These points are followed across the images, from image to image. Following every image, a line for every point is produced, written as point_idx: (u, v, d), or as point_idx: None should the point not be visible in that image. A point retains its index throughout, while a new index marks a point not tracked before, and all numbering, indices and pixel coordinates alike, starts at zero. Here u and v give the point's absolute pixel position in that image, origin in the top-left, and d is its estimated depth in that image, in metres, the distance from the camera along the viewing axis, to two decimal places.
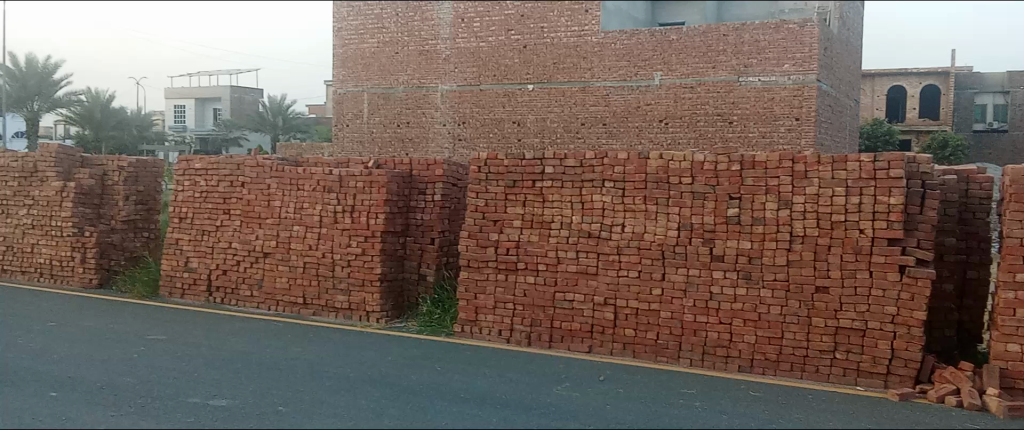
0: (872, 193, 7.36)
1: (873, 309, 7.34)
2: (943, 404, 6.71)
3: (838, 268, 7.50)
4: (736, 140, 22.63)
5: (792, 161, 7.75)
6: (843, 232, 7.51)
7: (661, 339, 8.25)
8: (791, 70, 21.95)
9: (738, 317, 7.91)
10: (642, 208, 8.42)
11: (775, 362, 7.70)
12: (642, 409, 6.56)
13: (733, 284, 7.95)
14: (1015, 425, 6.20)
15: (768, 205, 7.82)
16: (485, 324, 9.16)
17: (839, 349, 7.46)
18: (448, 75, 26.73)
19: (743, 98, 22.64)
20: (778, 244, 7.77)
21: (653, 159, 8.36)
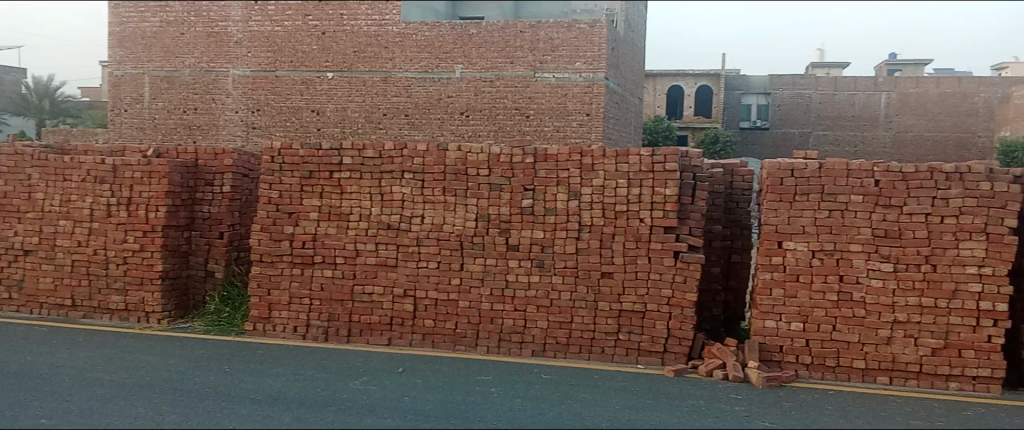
0: (650, 184, 7.89)
1: (651, 292, 7.89)
2: (711, 377, 7.36)
3: (620, 255, 7.98)
4: (532, 133, 23.52)
5: (580, 155, 8.11)
6: (626, 221, 7.98)
7: (460, 328, 8.37)
8: (581, 68, 23.15)
9: (532, 304, 8.20)
10: (441, 200, 8.46)
11: (565, 346, 8.09)
12: (440, 398, 6.60)
13: (528, 272, 8.22)
14: (770, 393, 6.91)
15: (559, 196, 8.14)
16: (278, 321, 8.84)
17: (622, 330, 7.96)
18: (241, 59, 25.38)
19: (539, 93, 23.48)
20: (568, 233, 8.12)
21: (452, 150, 8.41)
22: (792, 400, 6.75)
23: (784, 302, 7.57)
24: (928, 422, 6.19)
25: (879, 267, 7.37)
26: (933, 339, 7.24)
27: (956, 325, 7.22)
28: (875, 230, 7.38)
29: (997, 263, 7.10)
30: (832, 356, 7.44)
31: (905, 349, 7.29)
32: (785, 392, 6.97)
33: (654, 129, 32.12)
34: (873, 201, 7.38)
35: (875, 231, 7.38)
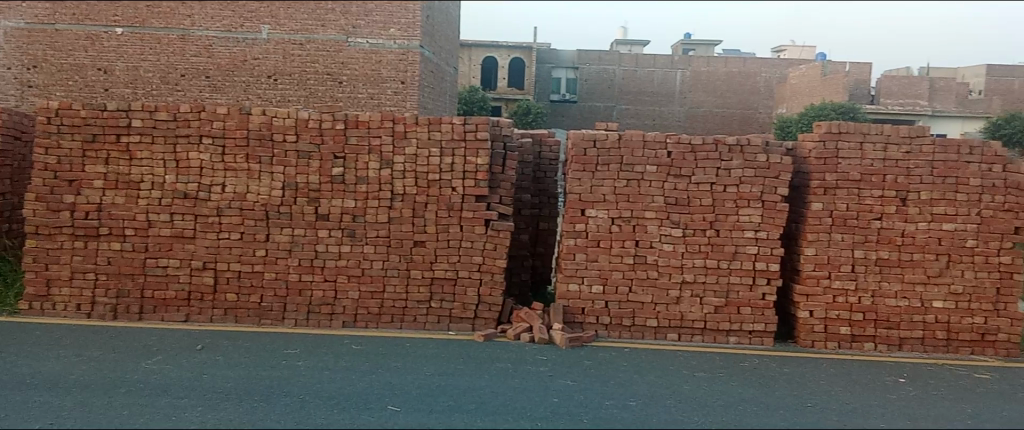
0: (462, 153, 7.93)
1: (463, 260, 8.00)
2: (518, 340, 7.61)
3: (433, 224, 8.00)
4: (344, 100, 22.96)
5: (392, 122, 7.99)
6: (438, 190, 7.99)
7: (266, 301, 8.06)
8: (395, 34, 22.84)
9: (342, 274, 8.04)
10: (244, 167, 8.03)
11: (377, 315, 8.03)
12: (242, 375, 6.33)
13: (338, 242, 8.04)
14: (573, 353, 7.25)
15: (371, 164, 8.00)
16: (59, 299, 8.10)
17: (434, 298, 8.02)
18: (13, 10, 22.67)
19: (352, 58, 22.89)
20: (380, 202, 8.02)
21: (255, 115, 8.00)
22: (592, 358, 7.12)
23: (586, 266, 7.96)
24: (711, 374, 6.76)
25: (671, 232, 7.92)
26: (716, 298, 7.91)
27: (737, 284, 7.91)
28: (667, 198, 7.90)
29: (771, 227, 7.84)
30: (629, 316, 7.94)
31: (692, 308, 7.92)
32: (586, 352, 7.34)
33: (468, 100, 32.35)
34: (666, 171, 7.89)
35: (667, 198, 7.90)
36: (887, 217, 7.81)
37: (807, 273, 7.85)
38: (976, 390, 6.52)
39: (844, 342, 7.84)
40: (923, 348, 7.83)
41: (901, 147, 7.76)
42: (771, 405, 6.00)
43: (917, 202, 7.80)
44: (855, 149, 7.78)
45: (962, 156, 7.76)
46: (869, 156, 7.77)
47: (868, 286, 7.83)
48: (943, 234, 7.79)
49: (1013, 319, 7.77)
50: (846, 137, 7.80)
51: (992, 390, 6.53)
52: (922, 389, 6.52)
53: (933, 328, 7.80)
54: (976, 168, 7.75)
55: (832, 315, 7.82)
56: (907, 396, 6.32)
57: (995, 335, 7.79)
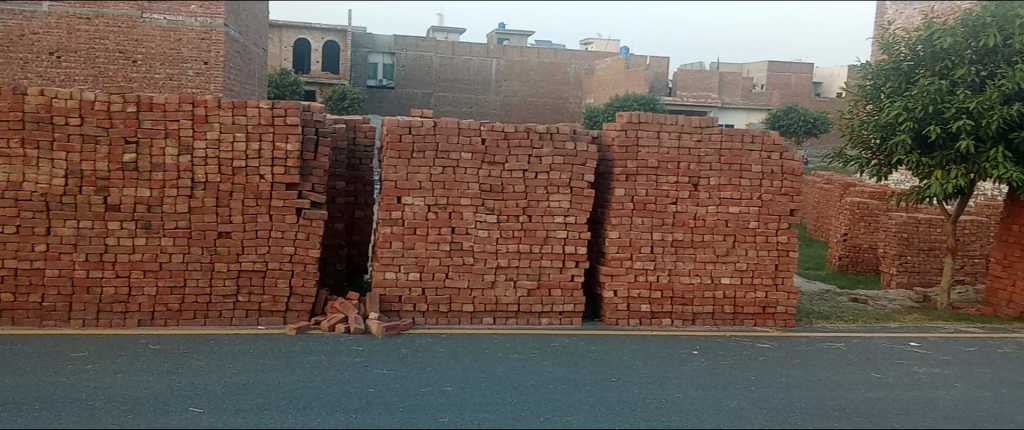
0: (271, 139, 7.60)
1: (273, 251, 7.69)
2: (333, 331, 7.44)
3: (239, 214, 7.62)
4: (138, 80, 21.29)
5: (191, 105, 7.50)
6: (244, 178, 7.62)
7: (48, 301, 7.33)
8: (197, 12, 21.42)
9: (137, 269, 7.47)
10: (18, 153, 7.25)
11: (178, 312, 7.54)
12: (20, 383, 5.72)
13: (131, 235, 7.46)
14: (389, 342, 7.21)
15: (168, 150, 7.48)
16: None
17: (241, 292, 7.65)
18: None
19: (147, 35, 21.25)
20: (179, 191, 7.52)
21: (32, 95, 7.23)
22: (408, 346, 7.11)
23: (402, 254, 7.92)
24: (524, 355, 6.98)
25: (485, 218, 8.05)
26: (529, 281, 8.16)
27: (547, 267, 8.19)
28: (481, 185, 8.03)
29: (579, 212, 8.20)
30: (445, 303, 7.99)
31: (507, 292, 8.11)
32: (403, 340, 7.32)
33: (280, 83, 31.13)
34: (481, 158, 8.01)
35: (481, 185, 8.03)
36: (681, 201, 8.41)
37: (612, 255, 8.29)
38: (758, 358, 7.19)
39: (645, 319, 8.36)
40: (714, 322, 8.51)
41: (693, 136, 8.37)
42: (580, 381, 6.29)
43: (708, 187, 8.46)
44: (653, 137, 8.30)
45: (745, 145, 8.50)
46: (665, 144, 8.32)
47: (665, 265, 8.40)
48: (730, 216, 8.50)
49: (789, 292, 8.63)
50: (646, 127, 8.30)
51: (771, 358, 7.23)
52: (712, 359, 7.10)
53: (721, 303, 8.51)
54: (757, 156, 8.52)
55: (633, 294, 8.31)
56: (700, 366, 6.86)
57: (774, 307, 8.61)
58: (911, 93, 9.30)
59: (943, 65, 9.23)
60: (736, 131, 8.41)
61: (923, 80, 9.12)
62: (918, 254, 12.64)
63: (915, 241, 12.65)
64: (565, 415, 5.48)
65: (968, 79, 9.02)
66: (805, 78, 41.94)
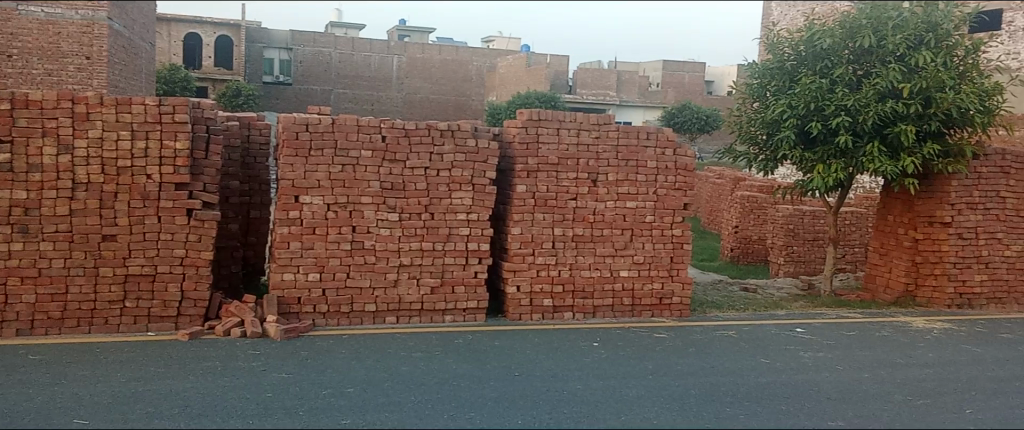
0: (158, 137, 7.27)
1: (163, 254, 7.36)
2: (229, 336, 7.20)
3: (126, 216, 7.27)
4: (13, 76, 19.67)
5: (71, 102, 7.13)
6: (130, 178, 7.27)
7: None
8: (77, 4, 20.10)
9: (13, 275, 7.04)
10: None
11: (60, 320, 7.13)
12: None
13: (7, 240, 7.04)
14: (288, 345, 7.04)
15: (46, 149, 7.09)
16: None
17: (128, 297, 7.29)
18: None
19: (23, 29, 19.74)
20: (59, 193, 7.13)
21: None
22: (308, 348, 6.96)
23: (301, 255, 7.74)
24: (428, 354, 6.95)
25: (386, 217, 7.97)
26: (432, 278, 8.12)
27: (450, 264, 8.18)
28: (382, 183, 7.94)
29: (481, 209, 8.23)
30: (346, 303, 7.86)
31: (409, 290, 8.05)
32: (302, 342, 7.16)
33: (169, 79, 29.77)
34: (381, 156, 7.92)
35: (382, 183, 7.94)
36: (581, 197, 8.56)
37: (514, 251, 8.36)
38: (656, 348, 7.40)
39: (547, 313, 8.47)
40: (613, 314, 8.71)
41: (591, 133, 8.55)
42: (483, 377, 6.32)
43: (606, 183, 8.65)
44: (553, 134, 8.42)
45: (641, 141, 8.74)
46: (564, 141, 8.46)
47: (566, 260, 8.53)
48: (627, 211, 8.72)
49: (684, 283, 8.93)
50: (545, 124, 8.42)
51: (668, 347, 7.45)
52: (612, 351, 7.27)
53: (620, 295, 8.72)
54: (652, 152, 8.77)
55: (536, 289, 8.40)
56: (600, 358, 7.01)
57: (670, 298, 8.89)
58: (795, 91, 9.76)
59: (823, 65, 9.71)
60: (632, 128, 8.63)
61: (806, 79, 9.60)
62: (804, 245, 13.31)
63: (800, 232, 13.30)
64: (469, 412, 5.50)
65: (846, 78, 9.54)
66: (697, 78, 43.55)
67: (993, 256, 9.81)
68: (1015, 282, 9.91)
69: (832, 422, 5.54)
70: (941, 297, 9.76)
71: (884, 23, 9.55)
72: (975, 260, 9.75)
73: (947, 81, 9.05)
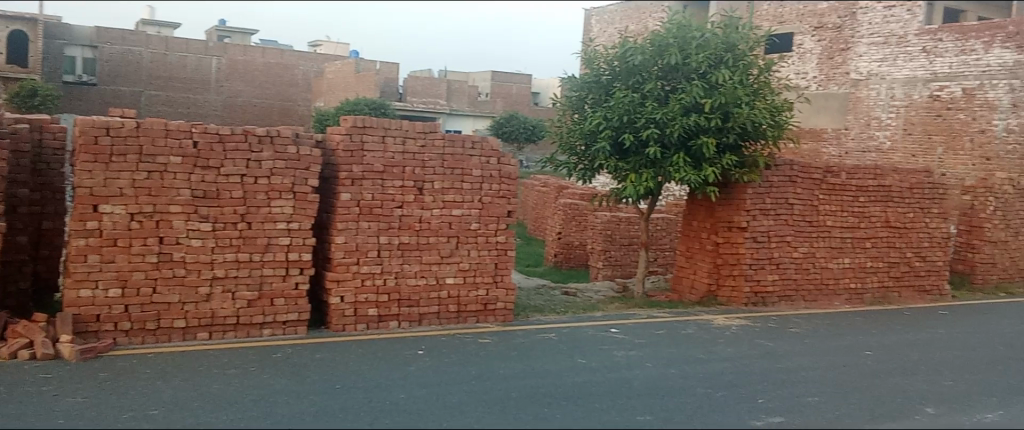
0: None
1: None
2: (14, 360, 6.56)
3: None
4: None
5: None
6: None
7: None
8: None
9: None
10: None
11: None
12: None
13: None
14: (85, 367, 6.50)
15: None
16: None
17: None
18: None
19: None
20: None
21: None
22: (109, 369, 6.47)
23: (99, 268, 7.18)
24: (244, 370, 6.67)
25: (198, 227, 7.57)
26: (249, 291, 7.79)
27: (268, 276, 7.88)
28: (194, 191, 7.53)
29: (302, 218, 7.99)
30: (153, 320, 7.36)
31: (224, 304, 7.66)
32: (102, 363, 6.65)
33: None
34: (192, 162, 7.52)
35: (193, 191, 7.53)
36: (407, 205, 8.54)
37: (337, 261, 8.20)
38: (480, 354, 7.52)
39: (371, 323, 8.34)
40: (439, 322, 8.73)
41: (417, 141, 8.57)
42: (302, 392, 6.15)
43: (432, 191, 8.69)
44: (378, 142, 8.37)
45: (466, 150, 8.86)
46: (389, 149, 8.42)
47: (391, 269, 8.46)
48: (453, 219, 8.80)
49: (508, 289, 9.12)
50: (370, 131, 8.35)
51: (491, 352, 7.59)
52: (436, 358, 7.30)
53: (445, 303, 8.75)
54: (477, 161, 8.92)
55: (360, 299, 8.27)
56: (424, 366, 7.01)
57: (494, 304, 9.03)
58: (609, 104, 10.33)
59: (635, 80, 10.30)
60: (457, 137, 8.74)
61: (619, 92, 10.17)
62: (620, 250, 14.04)
63: (617, 238, 14.01)
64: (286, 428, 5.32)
65: (655, 93, 10.17)
66: (524, 89, 45.03)
67: (783, 257, 10.80)
68: (801, 281, 10.96)
69: (641, 416, 5.87)
70: (739, 296, 10.58)
71: (689, 42, 10.22)
72: (767, 262, 10.69)
73: (743, 97, 9.87)
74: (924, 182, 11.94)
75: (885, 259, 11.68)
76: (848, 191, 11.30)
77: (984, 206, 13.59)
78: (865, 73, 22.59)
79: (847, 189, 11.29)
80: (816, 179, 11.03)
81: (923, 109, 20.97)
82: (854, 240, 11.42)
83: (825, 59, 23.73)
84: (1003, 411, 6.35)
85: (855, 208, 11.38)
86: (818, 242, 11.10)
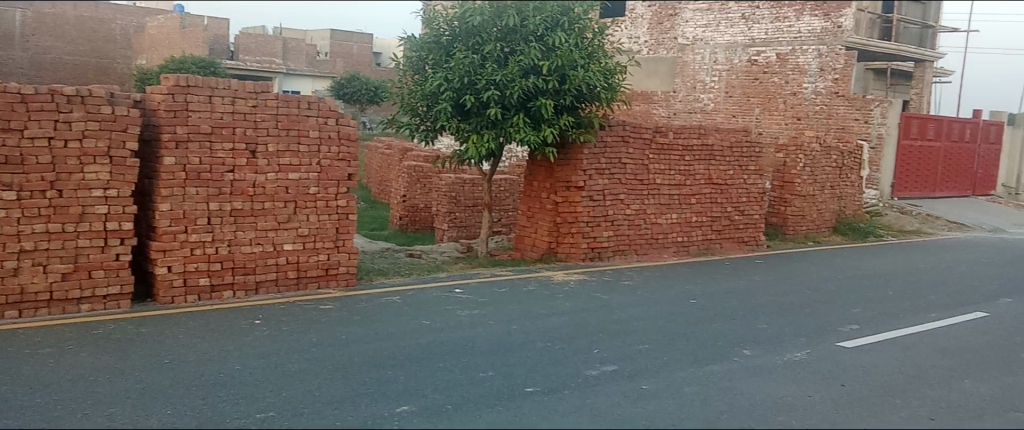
0: None
1: None
2: None
3: None
4: None
5: None
6: None
7: None
8: None
9: None
10: None
11: None
12: None
13: None
14: None
15: None
16: None
17: None
18: None
19: None
20: None
21: None
22: None
23: None
24: (59, 349, 6.19)
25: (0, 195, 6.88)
26: (63, 264, 7.19)
27: (84, 247, 7.30)
28: None
29: (121, 185, 7.46)
30: None
31: (35, 279, 7.04)
32: None
33: None
34: None
35: None
36: (238, 169, 8.17)
37: (163, 229, 7.72)
38: (320, 320, 7.38)
39: (204, 294, 7.94)
40: (277, 289, 8.44)
41: (247, 101, 8.19)
42: (128, 369, 5.80)
43: (266, 154, 8.35)
44: (205, 102, 7.92)
45: (302, 111, 8.57)
46: (217, 109, 8.00)
47: (223, 236, 8.08)
48: (289, 182, 8.50)
49: (350, 253, 8.95)
50: (195, 91, 7.89)
51: (333, 318, 7.46)
52: (274, 327, 7.07)
53: (283, 270, 8.48)
54: (313, 121, 8.65)
55: (190, 269, 7.84)
56: (262, 335, 6.78)
57: (336, 268, 8.85)
58: (450, 65, 10.30)
59: (474, 41, 10.30)
60: (291, 97, 8.43)
61: (459, 54, 10.14)
62: (465, 211, 14.14)
63: (462, 199, 14.09)
64: (108, 408, 5.00)
65: (495, 54, 10.23)
66: (365, 48, 44.00)
67: (617, 214, 11.30)
68: (634, 236, 11.52)
69: (483, 373, 5.99)
70: (576, 252, 10.99)
71: None
72: (603, 219, 11.14)
73: (578, 60, 10.14)
74: (742, 140, 12.81)
75: (709, 213, 12.48)
76: (676, 151, 11.95)
77: (795, 163, 14.79)
78: (691, 38, 23.67)
79: (674, 148, 11.93)
80: (647, 139, 11.58)
81: (743, 73, 22.47)
82: (681, 196, 12.12)
83: (655, 24, 24.54)
84: (809, 348, 7.01)
85: (682, 166, 12.07)
86: (649, 199, 11.69)
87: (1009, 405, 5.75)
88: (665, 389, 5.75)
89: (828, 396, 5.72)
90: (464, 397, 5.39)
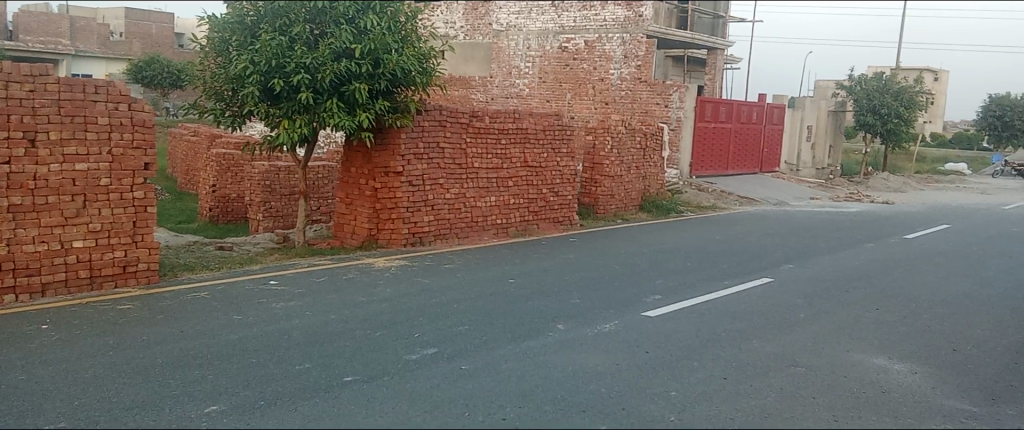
0: None
1: None
2: None
3: None
4: None
5: None
6: None
7: None
8: None
9: None
10: None
11: None
12: None
13: None
14: None
15: None
16: None
17: None
18: None
19: None
20: None
21: None
22: None
23: None
24: None
25: None
26: None
27: None
28: None
29: None
30: None
31: None
32: None
33: None
34: None
35: None
36: (14, 161, 7.44)
37: None
38: (118, 321, 6.87)
39: None
40: (67, 291, 7.76)
41: (22, 86, 7.45)
42: None
43: (47, 143, 7.62)
44: None
45: (87, 95, 7.88)
46: None
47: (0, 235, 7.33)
48: (76, 174, 7.82)
49: (150, 249, 8.38)
50: None
51: (133, 319, 6.97)
52: (65, 332, 6.51)
53: (74, 269, 7.80)
54: (102, 107, 7.97)
55: None
56: (50, 341, 6.22)
57: (135, 265, 8.26)
58: (256, 47, 9.85)
59: (281, 22, 9.91)
60: (74, 81, 7.73)
61: (265, 35, 9.72)
62: (281, 200, 13.67)
63: (277, 188, 13.60)
64: None
65: (303, 36, 9.91)
66: (166, 29, 41.12)
67: (436, 199, 11.38)
68: (455, 220, 11.67)
69: (300, 366, 5.85)
70: (398, 238, 10.98)
71: None
72: (423, 204, 11.19)
73: (391, 44, 10.06)
74: (554, 124, 13.28)
75: (525, 195, 12.87)
76: (492, 134, 12.20)
77: (603, 146, 15.54)
78: (504, 24, 24.26)
79: (490, 132, 12.16)
80: (463, 123, 11.71)
81: (554, 59, 23.23)
82: (499, 179, 12.40)
83: (470, 10, 24.83)
84: (617, 320, 7.44)
85: (498, 150, 12.33)
86: (468, 183, 11.87)
87: (788, 360, 6.41)
88: (483, 368, 5.89)
89: (634, 364, 6.11)
90: (279, 392, 5.24)
